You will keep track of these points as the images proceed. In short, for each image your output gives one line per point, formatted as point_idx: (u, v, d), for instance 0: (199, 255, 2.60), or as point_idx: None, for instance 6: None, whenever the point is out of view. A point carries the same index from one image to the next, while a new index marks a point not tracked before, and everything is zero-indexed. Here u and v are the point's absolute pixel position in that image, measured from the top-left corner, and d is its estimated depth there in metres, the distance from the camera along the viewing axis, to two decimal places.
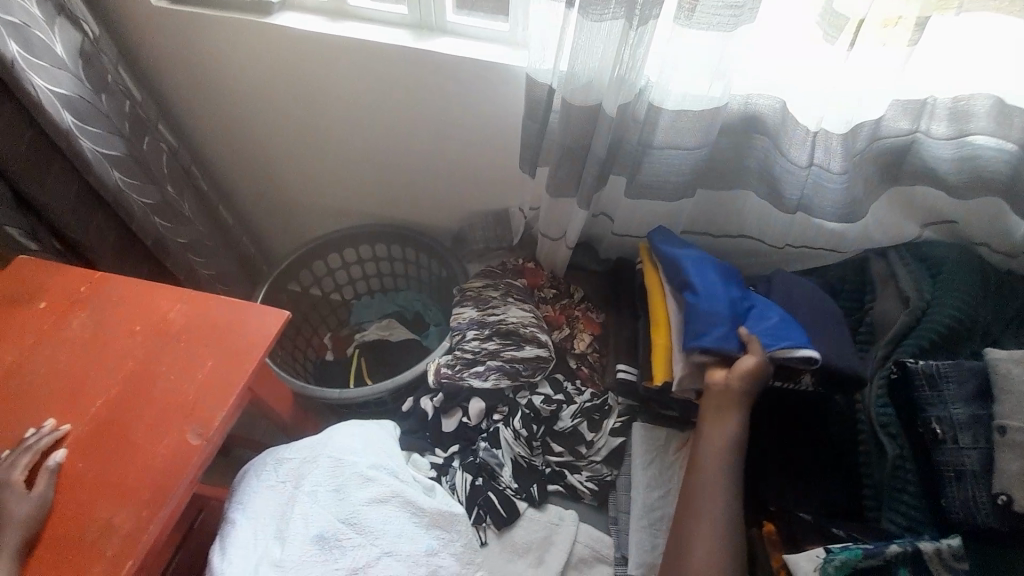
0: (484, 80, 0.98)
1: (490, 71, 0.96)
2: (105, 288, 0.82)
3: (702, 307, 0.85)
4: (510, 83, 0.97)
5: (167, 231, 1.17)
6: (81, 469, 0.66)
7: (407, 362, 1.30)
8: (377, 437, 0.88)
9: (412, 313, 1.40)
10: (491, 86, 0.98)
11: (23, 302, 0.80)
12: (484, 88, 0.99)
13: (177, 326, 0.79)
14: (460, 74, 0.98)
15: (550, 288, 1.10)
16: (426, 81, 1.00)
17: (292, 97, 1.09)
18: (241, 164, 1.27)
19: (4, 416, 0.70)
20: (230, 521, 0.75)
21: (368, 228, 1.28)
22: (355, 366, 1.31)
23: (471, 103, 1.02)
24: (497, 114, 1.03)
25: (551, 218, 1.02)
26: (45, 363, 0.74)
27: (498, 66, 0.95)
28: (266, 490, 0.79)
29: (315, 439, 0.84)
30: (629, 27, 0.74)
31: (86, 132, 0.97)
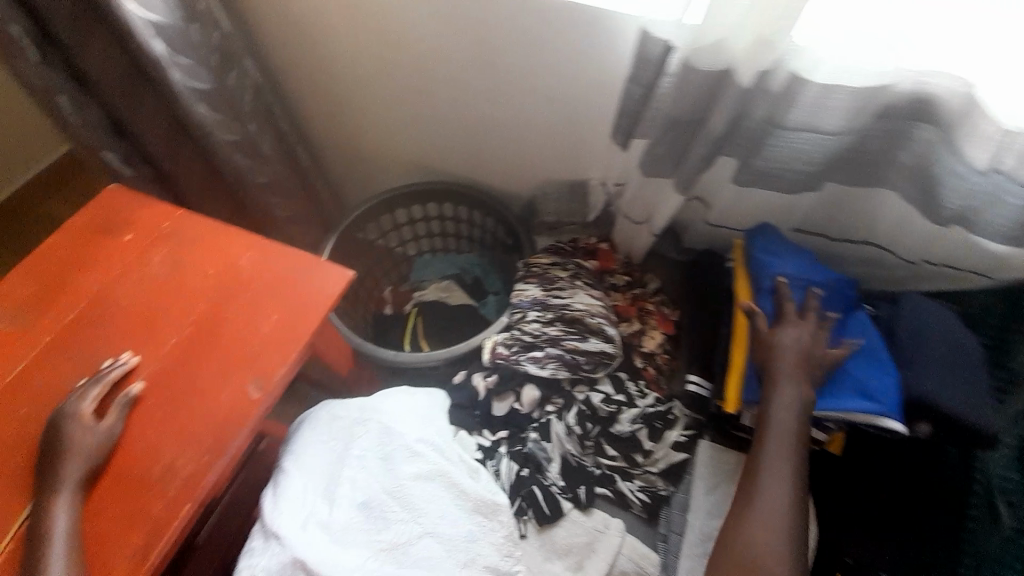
0: (586, 32, 0.85)
1: (595, 21, 0.83)
2: (184, 226, 0.83)
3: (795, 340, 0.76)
4: (619, 35, 0.83)
5: (246, 169, 1.18)
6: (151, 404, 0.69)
7: (462, 327, 1.28)
8: (426, 409, 0.87)
9: (472, 277, 1.36)
10: (592, 38, 0.85)
11: (112, 232, 0.83)
12: (585, 41, 0.86)
13: (245, 275, 0.79)
14: (560, 23, 0.85)
15: (623, 274, 1.01)
16: (520, 30, 0.89)
17: (367, 30, 1.00)
18: (318, 107, 1.23)
19: (85, 343, 0.73)
20: (283, 469, 0.76)
21: (437, 185, 1.22)
22: (411, 324, 1.31)
23: (567, 58, 0.90)
24: (594, 71, 0.90)
25: (639, 198, 0.91)
26: (125, 295, 0.77)
27: (605, 16, 0.81)
28: (318, 446, 0.79)
29: (368, 402, 0.84)
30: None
31: (177, 63, 0.97)
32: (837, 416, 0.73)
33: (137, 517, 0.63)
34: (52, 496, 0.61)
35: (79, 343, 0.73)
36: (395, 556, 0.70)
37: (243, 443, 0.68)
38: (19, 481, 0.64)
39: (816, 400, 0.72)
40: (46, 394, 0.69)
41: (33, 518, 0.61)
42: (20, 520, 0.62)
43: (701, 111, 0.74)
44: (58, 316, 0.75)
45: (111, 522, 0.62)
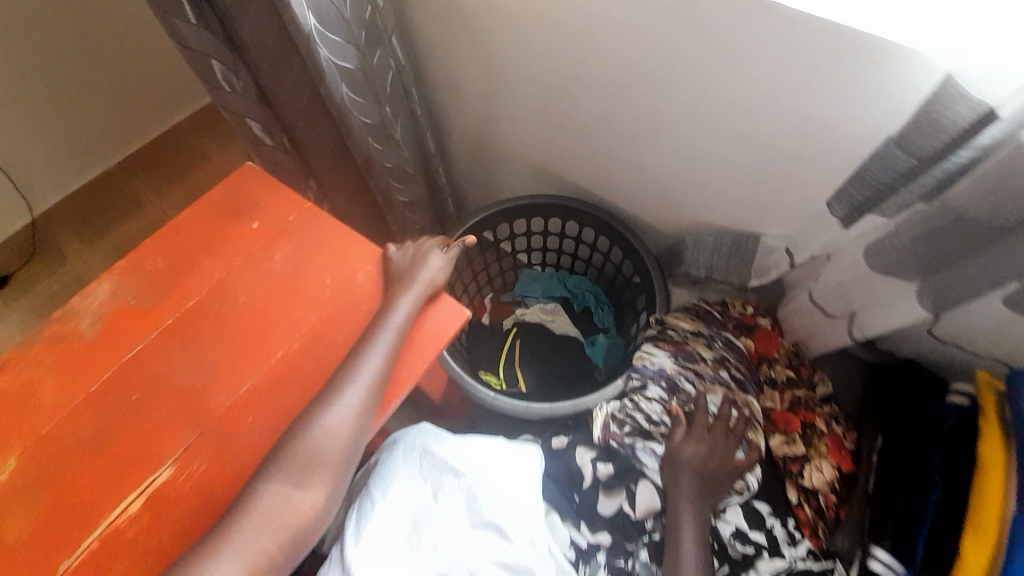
0: (821, 64, 0.61)
1: (838, 52, 0.59)
2: (310, 224, 0.79)
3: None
4: (876, 73, 0.58)
5: (376, 153, 1.15)
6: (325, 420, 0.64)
7: (563, 361, 1.16)
8: (519, 465, 0.78)
9: (582, 306, 1.22)
10: (825, 73, 0.61)
11: (240, 216, 0.81)
12: (814, 76, 0.62)
13: (361, 293, 0.73)
14: (776, 49, 0.62)
15: (785, 367, 0.81)
16: (712, 49, 0.67)
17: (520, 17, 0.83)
18: (457, 98, 1.14)
19: (201, 335, 0.71)
20: (367, 496, 0.71)
21: (566, 203, 1.07)
22: (508, 346, 1.20)
23: (774, 95, 0.67)
24: (809, 116, 0.67)
25: (832, 284, 0.72)
26: (245, 290, 0.74)
27: (858, 47, 0.57)
28: (406, 482, 0.72)
29: (469, 449, 0.77)
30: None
31: (327, 41, 0.92)
32: None
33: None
34: (159, 495, 0.62)
35: (196, 333, 0.71)
36: None
37: (352, 478, 0.68)
38: (123, 471, 0.63)
39: None
40: (158, 381, 0.68)
41: (129, 520, 0.61)
42: (116, 513, 0.61)
43: (972, 203, 0.54)
44: (177, 302, 0.74)
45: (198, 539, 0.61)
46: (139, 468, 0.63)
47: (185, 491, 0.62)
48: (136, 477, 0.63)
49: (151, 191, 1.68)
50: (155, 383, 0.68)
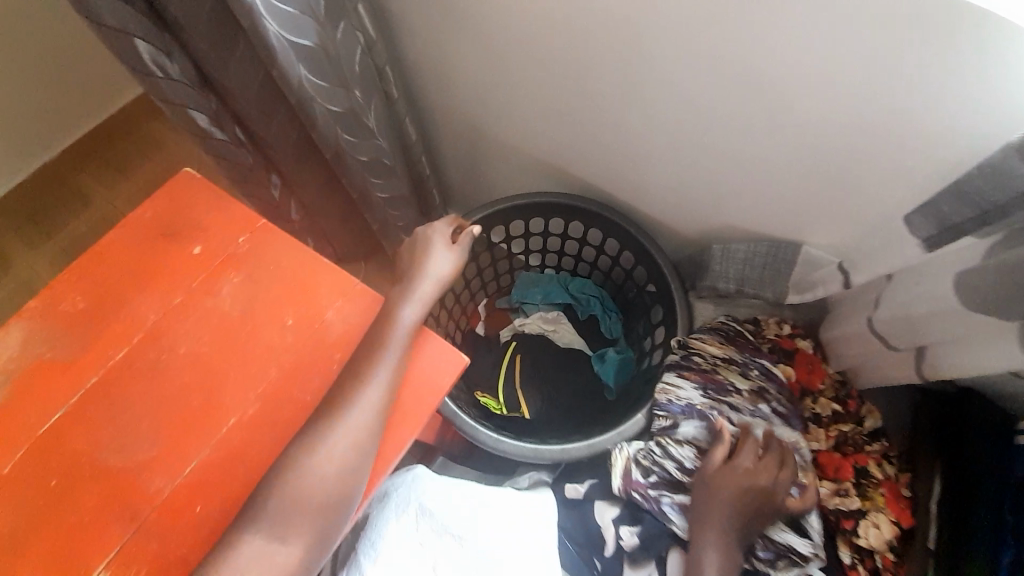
0: (916, 43, 0.47)
1: (937, 28, 0.45)
2: (264, 248, 0.64)
3: None
4: (993, 55, 0.45)
5: (348, 145, 0.99)
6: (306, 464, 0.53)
7: (568, 380, 1.03)
8: (521, 514, 0.70)
9: (587, 313, 1.09)
10: (914, 55, 0.48)
11: (178, 241, 0.65)
12: (904, 58, 0.49)
13: (330, 340, 0.58)
14: (854, 26, 0.48)
15: (830, 402, 0.71)
16: (767, 24, 0.52)
17: None
18: (439, 77, 0.98)
19: (135, 396, 0.57)
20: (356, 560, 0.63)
21: (570, 200, 0.93)
22: (507, 361, 1.06)
23: (845, 82, 0.53)
24: (889, 107, 0.53)
25: (897, 310, 0.60)
26: (188, 336, 0.60)
27: (963, 23, 0.44)
28: (401, 542, 0.64)
29: (468, 500, 0.70)
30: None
31: (275, 12, 0.75)
32: None
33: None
34: None
35: (128, 395, 0.58)
36: None
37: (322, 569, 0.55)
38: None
39: None
40: (84, 460, 0.55)
41: None
42: None
43: None
44: (101, 357, 0.59)
45: None
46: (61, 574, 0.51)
47: None
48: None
49: (93, 192, 1.47)
50: (80, 461, 0.55)
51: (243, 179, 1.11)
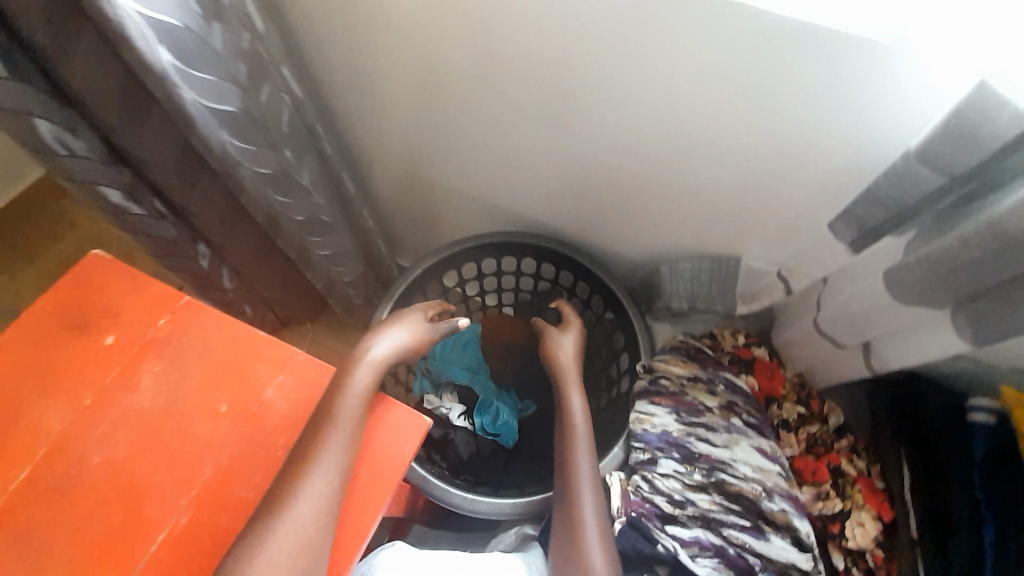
0: (829, 69, 0.50)
1: (833, 60, 0.49)
2: (193, 328, 0.58)
3: None
4: (895, 70, 0.47)
5: (283, 207, 0.95)
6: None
7: None
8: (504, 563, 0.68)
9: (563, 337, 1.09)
10: (815, 87, 0.52)
11: (89, 331, 0.57)
12: (818, 81, 0.51)
13: (275, 421, 0.53)
14: (775, 52, 0.50)
15: (794, 406, 0.74)
16: (696, 51, 0.53)
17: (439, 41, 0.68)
18: (374, 132, 0.98)
19: (41, 523, 0.49)
20: None
21: (517, 239, 0.93)
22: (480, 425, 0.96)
23: (777, 99, 0.55)
24: (810, 125, 0.56)
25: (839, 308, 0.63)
26: (103, 443, 0.52)
27: (853, 55, 0.48)
28: None
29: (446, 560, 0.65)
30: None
31: (191, 79, 0.70)
32: None
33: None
34: None
35: (32, 523, 0.49)
36: None
37: None
38: None
39: None
40: None
41: None
42: None
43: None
44: (2, 479, 0.50)
45: None
46: None
47: None
48: None
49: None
50: None
51: (167, 250, 1.02)
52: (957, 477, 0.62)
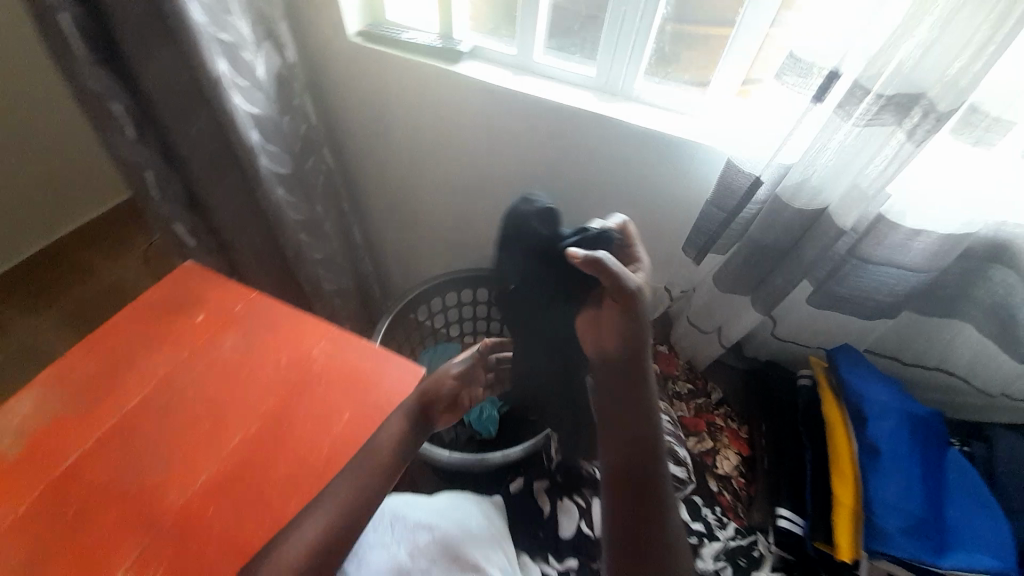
0: (670, 155, 0.83)
1: (673, 151, 0.82)
2: (261, 312, 0.83)
3: (881, 491, 0.68)
4: (706, 158, 0.80)
5: (308, 247, 1.22)
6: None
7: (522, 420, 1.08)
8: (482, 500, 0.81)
9: None
10: (666, 166, 0.84)
11: (186, 311, 0.82)
12: (665, 161, 0.84)
13: (317, 367, 0.76)
14: (641, 145, 0.84)
15: (686, 382, 0.97)
16: (597, 142, 0.87)
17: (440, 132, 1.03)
18: (381, 196, 1.29)
19: (147, 429, 0.69)
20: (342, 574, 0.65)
21: (481, 273, 1.22)
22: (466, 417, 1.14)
23: (646, 174, 0.87)
24: (667, 191, 0.88)
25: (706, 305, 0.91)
26: (194, 380, 0.74)
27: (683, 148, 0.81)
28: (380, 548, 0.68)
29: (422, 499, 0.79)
30: (925, 119, 0.56)
31: (267, 151, 1.01)
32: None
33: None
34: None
35: (140, 429, 0.69)
36: None
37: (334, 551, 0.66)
38: None
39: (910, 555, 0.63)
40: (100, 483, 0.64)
41: None
42: None
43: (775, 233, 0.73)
44: (121, 402, 0.71)
45: None
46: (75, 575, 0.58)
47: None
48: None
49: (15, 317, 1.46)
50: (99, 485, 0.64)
51: None
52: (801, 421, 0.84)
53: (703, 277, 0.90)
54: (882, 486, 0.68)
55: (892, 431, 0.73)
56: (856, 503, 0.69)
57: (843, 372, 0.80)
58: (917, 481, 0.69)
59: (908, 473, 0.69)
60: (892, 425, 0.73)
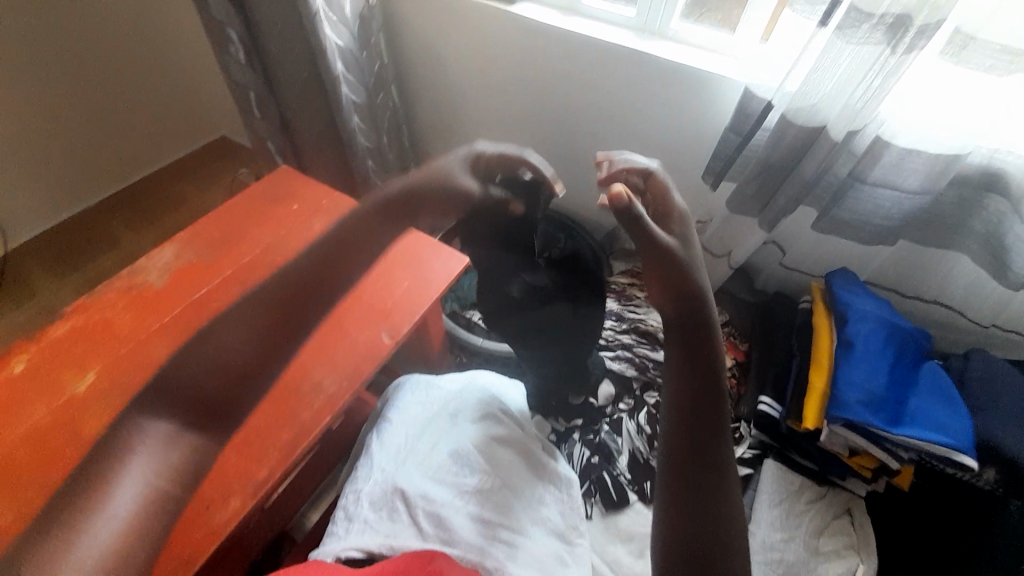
0: (698, 89, 0.93)
1: (700, 84, 0.92)
2: (341, 205, 1.01)
3: (852, 373, 0.80)
4: (731, 91, 0.90)
5: (372, 173, 1.39)
6: (145, 446, 0.60)
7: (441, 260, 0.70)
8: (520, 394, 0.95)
9: None
10: (693, 99, 0.95)
11: (284, 203, 1.01)
12: (694, 94, 0.94)
13: (383, 248, 0.94)
14: (671, 79, 0.94)
15: None
16: (633, 77, 0.98)
17: (492, 69, 1.15)
18: (438, 134, 1.44)
19: (254, 278, 0.87)
20: (385, 417, 0.87)
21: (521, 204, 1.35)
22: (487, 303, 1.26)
23: (677, 105, 0.97)
24: (694, 123, 0.98)
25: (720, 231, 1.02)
26: (288, 249, 0.93)
27: (709, 83, 0.91)
28: (413, 404, 0.89)
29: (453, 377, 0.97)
30: (916, 37, 0.67)
31: (347, 81, 1.18)
32: (914, 446, 0.75)
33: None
34: None
35: (248, 278, 0.87)
36: (477, 502, 0.73)
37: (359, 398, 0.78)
38: None
39: (865, 420, 0.76)
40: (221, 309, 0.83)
41: None
42: None
43: (778, 154, 0.84)
44: (236, 259, 0.91)
45: (259, 413, 0.73)
46: None
47: None
48: None
49: (124, 232, 1.64)
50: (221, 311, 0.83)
51: None
52: (794, 337, 0.94)
53: (719, 205, 1.00)
54: (853, 371, 0.80)
55: (872, 331, 0.84)
56: (825, 387, 0.82)
57: (837, 286, 0.91)
58: (887, 371, 0.80)
59: (881, 365, 0.80)
60: (873, 328, 0.84)
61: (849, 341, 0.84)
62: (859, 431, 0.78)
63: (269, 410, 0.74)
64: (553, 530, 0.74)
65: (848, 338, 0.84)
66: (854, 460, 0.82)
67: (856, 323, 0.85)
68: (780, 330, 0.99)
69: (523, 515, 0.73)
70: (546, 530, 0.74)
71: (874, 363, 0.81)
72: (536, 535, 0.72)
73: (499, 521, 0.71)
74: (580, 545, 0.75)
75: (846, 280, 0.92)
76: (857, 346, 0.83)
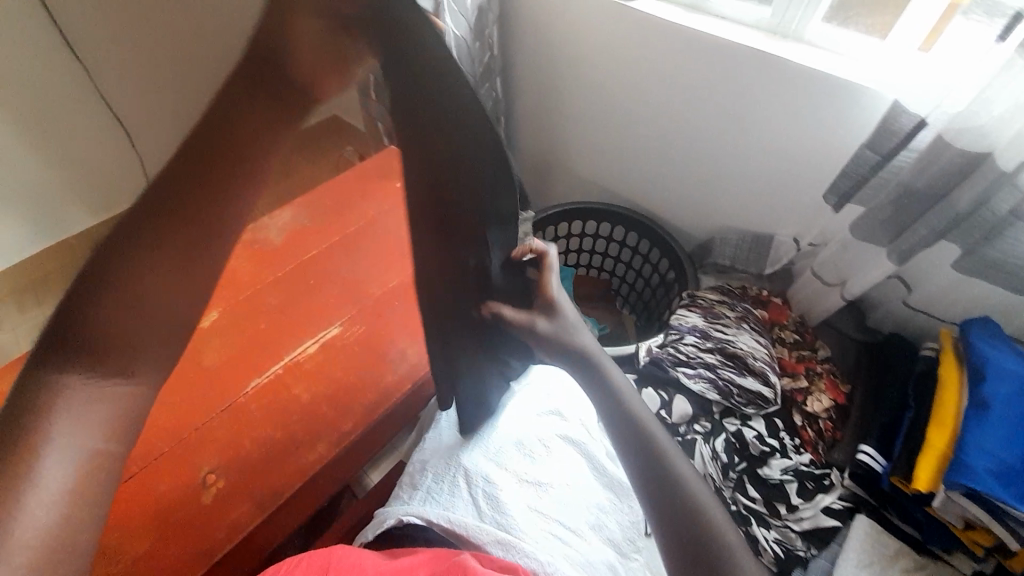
0: (834, 98, 0.85)
1: (836, 93, 0.84)
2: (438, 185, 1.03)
3: (978, 438, 0.72)
4: (872, 103, 0.82)
5: None
6: (75, 386, 0.45)
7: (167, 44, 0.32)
8: (588, 406, 0.88)
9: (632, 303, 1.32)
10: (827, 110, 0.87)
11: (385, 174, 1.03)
12: (827, 103, 0.86)
13: None
14: (803, 86, 0.86)
15: (792, 332, 0.99)
16: (759, 83, 0.91)
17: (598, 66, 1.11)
18: None
19: (353, 245, 0.92)
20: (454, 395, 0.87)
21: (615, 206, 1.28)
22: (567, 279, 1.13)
23: (805, 115, 0.89)
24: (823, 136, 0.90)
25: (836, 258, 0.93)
26: (388, 220, 0.96)
27: (849, 93, 0.83)
28: None
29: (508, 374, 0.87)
30: None
31: None
32: None
33: (171, 508, 0.67)
34: (311, 334, 0.81)
35: (347, 244, 0.92)
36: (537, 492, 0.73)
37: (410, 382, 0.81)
38: (292, 321, 0.82)
39: (991, 492, 0.68)
40: (325, 271, 0.88)
41: (307, 355, 0.80)
42: (295, 350, 0.80)
43: (924, 182, 0.75)
44: (344, 226, 0.94)
45: (357, 369, 0.80)
46: (308, 318, 0.83)
47: (337, 334, 0.82)
48: (299, 322, 0.82)
49: None
50: (323, 274, 0.88)
51: None
52: (908, 385, 0.87)
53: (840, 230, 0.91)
54: (981, 436, 0.72)
55: (1013, 395, 0.75)
56: (947, 448, 0.75)
57: (974, 338, 0.81)
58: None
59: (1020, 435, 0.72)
60: (1015, 393, 0.75)
61: (982, 402, 0.75)
62: (981, 503, 0.70)
63: (364, 369, 0.80)
64: (613, 539, 0.72)
65: (981, 398, 0.76)
66: (965, 534, 0.75)
67: (993, 383, 0.76)
68: (891, 372, 0.90)
69: (582, 514, 0.72)
70: (602, 536, 0.72)
71: (1009, 432, 0.72)
72: (590, 536, 0.71)
73: (557, 518, 0.70)
74: (636, 559, 0.72)
75: (987, 333, 0.81)
76: (992, 410, 0.74)
